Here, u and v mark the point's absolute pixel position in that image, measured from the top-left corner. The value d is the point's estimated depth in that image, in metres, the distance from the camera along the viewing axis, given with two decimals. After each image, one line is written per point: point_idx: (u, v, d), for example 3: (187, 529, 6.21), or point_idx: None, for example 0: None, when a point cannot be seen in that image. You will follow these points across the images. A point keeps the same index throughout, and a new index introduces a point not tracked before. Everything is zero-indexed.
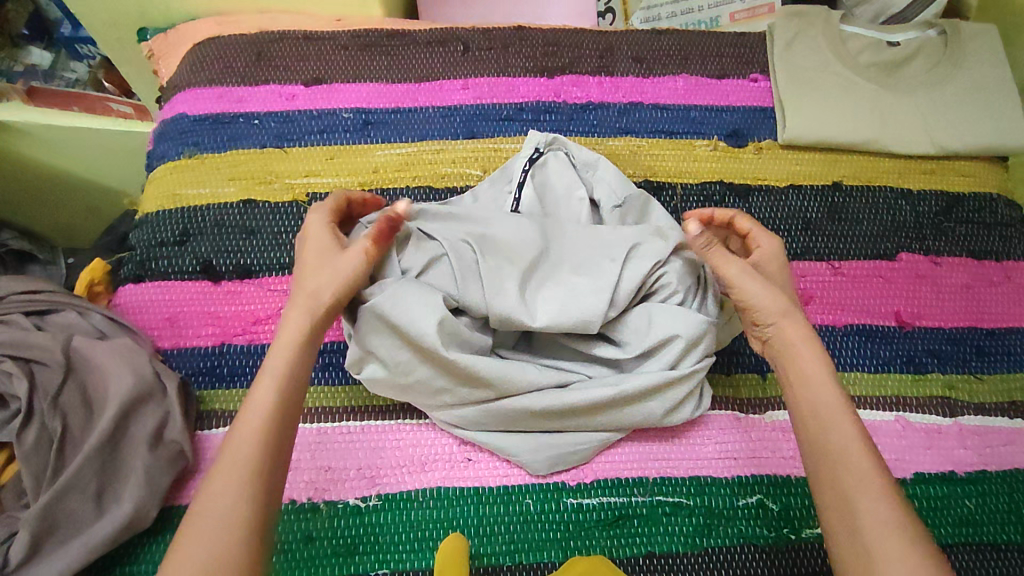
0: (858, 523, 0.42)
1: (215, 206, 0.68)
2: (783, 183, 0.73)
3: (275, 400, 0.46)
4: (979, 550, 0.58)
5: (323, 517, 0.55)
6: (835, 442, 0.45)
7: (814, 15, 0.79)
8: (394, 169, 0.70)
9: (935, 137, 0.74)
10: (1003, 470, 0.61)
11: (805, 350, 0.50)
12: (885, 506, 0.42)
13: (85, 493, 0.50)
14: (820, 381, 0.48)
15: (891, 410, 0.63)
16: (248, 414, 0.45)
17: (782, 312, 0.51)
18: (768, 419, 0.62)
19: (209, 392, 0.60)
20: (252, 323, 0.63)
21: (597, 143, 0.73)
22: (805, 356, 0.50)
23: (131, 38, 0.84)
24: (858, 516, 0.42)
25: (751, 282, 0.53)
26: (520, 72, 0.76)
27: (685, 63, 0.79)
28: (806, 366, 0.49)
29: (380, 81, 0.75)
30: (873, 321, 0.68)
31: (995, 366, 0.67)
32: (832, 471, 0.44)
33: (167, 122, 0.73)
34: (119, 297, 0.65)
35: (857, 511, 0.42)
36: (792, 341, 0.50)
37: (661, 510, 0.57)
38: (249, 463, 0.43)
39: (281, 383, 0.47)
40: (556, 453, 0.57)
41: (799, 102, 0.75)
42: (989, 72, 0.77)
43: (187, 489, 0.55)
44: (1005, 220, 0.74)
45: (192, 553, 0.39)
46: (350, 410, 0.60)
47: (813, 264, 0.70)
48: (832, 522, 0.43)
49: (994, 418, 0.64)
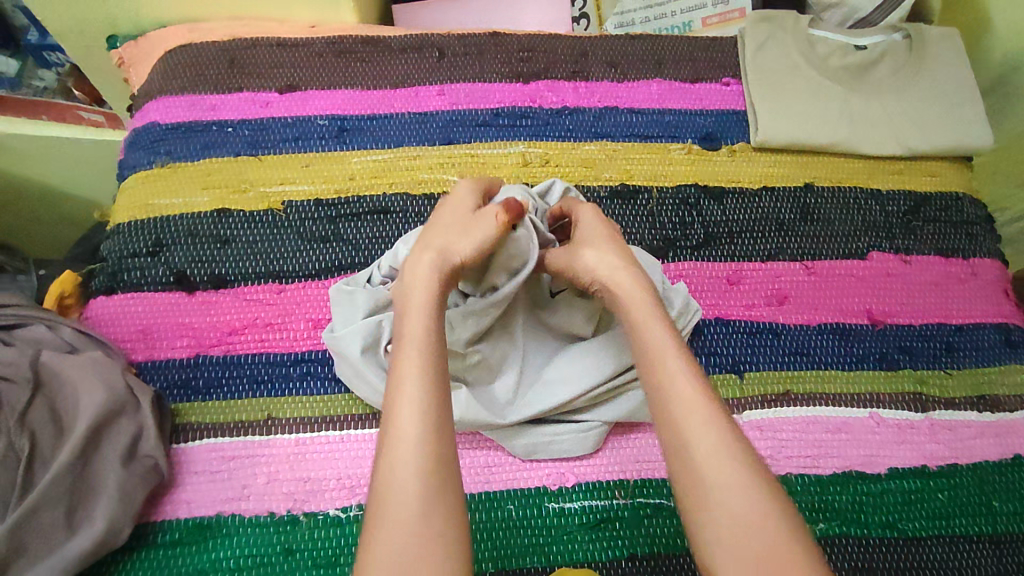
0: (732, 525, 0.41)
1: (188, 216, 0.67)
2: (757, 185, 0.74)
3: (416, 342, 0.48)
4: (952, 542, 0.59)
5: (304, 530, 0.54)
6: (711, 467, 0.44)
7: (783, 19, 0.81)
8: (370, 175, 0.70)
9: (902, 138, 0.76)
10: (974, 463, 0.63)
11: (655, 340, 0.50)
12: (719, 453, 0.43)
13: (55, 511, 0.48)
14: (652, 327, 0.51)
15: (866, 407, 0.65)
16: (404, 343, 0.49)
17: (597, 262, 0.56)
18: (744, 419, 0.63)
19: (184, 405, 0.59)
20: (228, 333, 0.62)
21: (574, 148, 0.74)
22: (637, 310, 0.52)
23: (99, 46, 0.83)
24: (730, 519, 0.41)
25: (561, 248, 0.59)
26: (495, 78, 0.76)
27: (658, 68, 0.80)
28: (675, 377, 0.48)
29: (355, 88, 0.74)
30: (846, 320, 0.69)
31: (965, 361, 0.68)
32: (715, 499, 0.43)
33: (139, 130, 0.72)
34: (90, 309, 0.63)
35: (699, 461, 0.44)
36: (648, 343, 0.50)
37: (643, 512, 0.57)
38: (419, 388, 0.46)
39: (428, 336, 0.49)
40: (534, 439, 0.58)
41: (771, 106, 0.76)
42: (952, 73, 0.79)
43: (163, 504, 0.54)
44: (971, 218, 0.75)
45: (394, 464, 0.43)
46: (329, 419, 0.59)
47: (787, 265, 0.71)
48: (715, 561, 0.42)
49: (964, 412, 0.66)
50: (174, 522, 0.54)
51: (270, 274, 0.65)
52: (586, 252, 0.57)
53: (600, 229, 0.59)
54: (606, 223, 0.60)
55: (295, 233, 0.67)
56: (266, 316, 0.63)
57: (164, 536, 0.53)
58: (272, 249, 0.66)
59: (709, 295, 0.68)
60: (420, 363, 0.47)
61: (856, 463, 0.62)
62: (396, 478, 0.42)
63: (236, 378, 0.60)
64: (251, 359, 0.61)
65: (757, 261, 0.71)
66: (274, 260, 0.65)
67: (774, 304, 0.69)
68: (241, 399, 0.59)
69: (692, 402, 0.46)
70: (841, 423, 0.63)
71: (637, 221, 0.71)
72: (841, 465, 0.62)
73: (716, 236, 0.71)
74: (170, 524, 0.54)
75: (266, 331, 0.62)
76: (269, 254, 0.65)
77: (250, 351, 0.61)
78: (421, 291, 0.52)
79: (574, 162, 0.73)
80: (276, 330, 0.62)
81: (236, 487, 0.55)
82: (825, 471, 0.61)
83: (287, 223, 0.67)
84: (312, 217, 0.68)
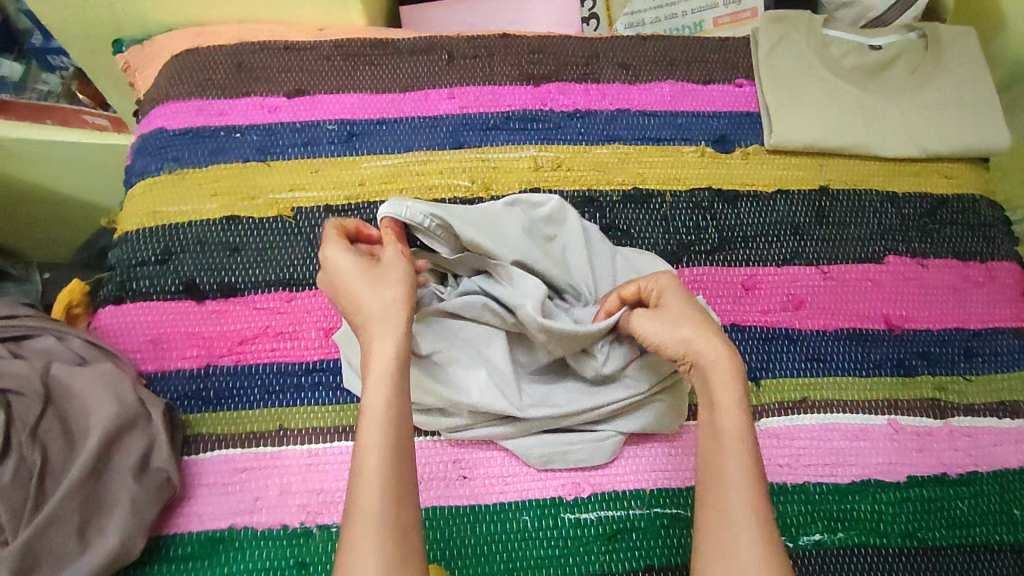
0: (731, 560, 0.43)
1: (197, 223, 0.66)
2: (771, 188, 0.73)
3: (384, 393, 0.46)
4: (973, 552, 0.58)
5: (317, 542, 0.53)
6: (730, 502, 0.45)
7: (797, 19, 0.80)
8: (380, 180, 0.69)
9: (918, 140, 0.75)
10: (995, 471, 0.62)
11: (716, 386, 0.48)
12: (760, 552, 0.43)
13: (67, 527, 0.48)
14: (726, 414, 0.48)
15: (884, 414, 0.64)
16: (371, 390, 0.47)
17: (694, 339, 0.50)
18: (761, 427, 0.62)
19: (195, 416, 0.58)
20: (238, 342, 0.61)
21: (585, 151, 0.73)
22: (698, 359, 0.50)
23: (104, 50, 0.82)
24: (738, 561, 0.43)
25: (647, 322, 0.52)
26: (506, 81, 0.75)
27: (670, 69, 0.79)
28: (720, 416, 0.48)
29: (364, 91, 0.73)
30: (863, 325, 0.68)
31: (984, 367, 0.67)
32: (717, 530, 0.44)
33: (146, 136, 0.71)
34: (99, 319, 0.63)
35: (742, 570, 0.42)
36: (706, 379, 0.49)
37: (660, 523, 0.57)
38: (382, 450, 0.44)
39: (389, 387, 0.47)
40: (550, 449, 0.57)
41: (785, 107, 0.75)
42: (969, 73, 0.77)
43: (175, 517, 0.54)
44: (988, 221, 0.74)
45: (362, 530, 0.42)
46: (342, 430, 0.58)
47: (802, 269, 0.70)
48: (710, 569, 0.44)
49: (984, 419, 0.65)
50: (186, 535, 0.53)
51: (280, 282, 0.64)
52: (678, 331, 0.51)
53: (682, 302, 0.52)
54: (692, 299, 0.53)
55: (305, 241, 0.66)
56: (276, 325, 0.62)
57: (177, 549, 0.53)
58: (283, 257, 0.65)
59: (724, 301, 0.68)
60: (385, 428, 0.45)
61: (875, 471, 0.61)
62: (361, 544, 0.41)
63: (248, 388, 0.59)
64: (261, 368, 0.60)
65: (772, 266, 0.70)
66: (284, 268, 0.64)
67: (790, 310, 0.68)
68: (251, 409, 0.59)
69: (742, 506, 0.44)
70: (859, 431, 0.62)
71: (650, 226, 0.70)
72: (860, 473, 0.61)
73: (730, 240, 0.70)
74: (181, 538, 0.53)
75: (277, 340, 0.61)
76: (280, 262, 0.65)
77: (261, 361, 0.61)
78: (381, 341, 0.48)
79: (586, 165, 0.72)
80: (287, 339, 0.61)
81: (249, 500, 0.55)
82: (844, 479, 0.60)
83: (297, 230, 0.66)
84: (322, 224, 0.67)
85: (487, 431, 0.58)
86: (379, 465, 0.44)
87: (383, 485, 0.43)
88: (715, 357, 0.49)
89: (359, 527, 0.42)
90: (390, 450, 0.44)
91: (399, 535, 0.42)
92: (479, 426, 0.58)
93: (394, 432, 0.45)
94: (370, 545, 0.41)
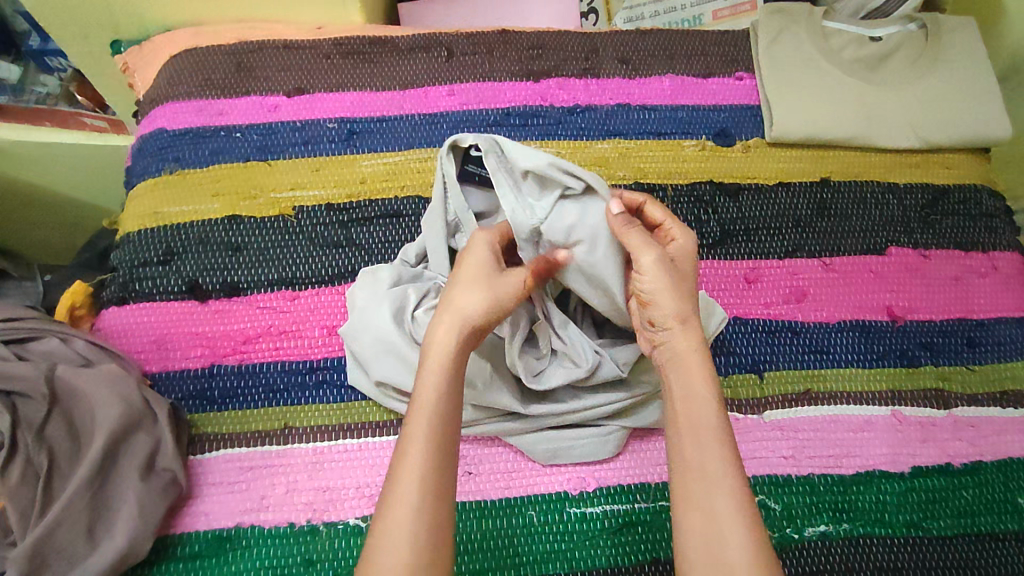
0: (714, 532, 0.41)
1: (199, 223, 0.66)
2: (773, 181, 0.74)
3: (443, 378, 0.46)
4: (978, 540, 0.58)
5: (324, 540, 0.53)
6: (696, 477, 0.43)
7: (796, 12, 0.80)
8: (381, 178, 0.69)
9: (919, 131, 0.75)
10: (998, 460, 0.62)
11: (693, 362, 0.47)
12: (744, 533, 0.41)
13: (75, 527, 0.48)
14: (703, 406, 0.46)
15: (887, 405, 0.64)
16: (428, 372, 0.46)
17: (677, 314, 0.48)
18: (765, 419, 0.62)
19: (200, 415, 0.58)
20: (242, 342, 0.61)
21: (586, 147, 0.73)
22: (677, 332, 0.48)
23: (103, 51, 0.82)
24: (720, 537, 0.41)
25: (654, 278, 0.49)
26: (506, 77, 0.75)
27: (670, 63, 0.79)
28: (691, 383, 0.47)
29: (364, 89, 0.73)
30: (866, 316, 0.68)
31: (987, 356, 0.67)
32: (690, 502, 0.43)
33: (146, 137, 0.71)
34: (102, 320, 0.63)
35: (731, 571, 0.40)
36: (676, 348, 0.48)
37: (666, 516, 0.57)
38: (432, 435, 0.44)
39: (445, 374, 0.46)
40: (555, 444, 0.58)
41: (785, 99, 0.75)
42: (969, 64, 0.77)
43: (182, 517, 0.54)
44: (989, 210, 0.74)
45: (400, 506, 0.42)
46: (348, 428, 0.58)
47: (804, 262, 0.70)
48: (692, 545, 0.41)
49: (987, 408, 0.65)
50: (193, 534, 0.53)
51: (283, 281, 0.64)
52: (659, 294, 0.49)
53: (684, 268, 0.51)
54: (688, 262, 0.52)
55: (307, 239, 0.66)
56: (280, 324, 0.62)
57: (184, 548, 0.53)
58: (285, 256, 0.65)
59: (727, 294, 0.68)
60: (440, 412, 0.45)
61: (879, 462, 0.61)
62: (398, 524, 0.41)
63: (253, 387, 0.59)
64: (266, 368, 0.60)
65: (774, 259, 0.70)
66: (287, 267, 0.64)
67: (793, 302, 0.68)
68: (256, 408, 0.59)
69: (721, 471, 0.43)
70: (863, 422, 0.63)
71: None
72: (864, 463, 0.61)
73: (732, 234, 0.70)
74: (189, 537, 0.53)
75: (281, 339, 0.61)
76: (282, 261, 0.65)
77: (265, 360, 0.61)
78: (440, 334, 0.47)
79: (587, 160, 0.72)
80: (290, 338, 0.62)
81: (255, 498, 0.55)
82: (848, 470, 0.60)
83: (298, 229, 0.66)
84: (323, 222, 0.67)
85: (491, 427, 0.58)
86: (426, 449, 0.44)
87: (427, 471, 0.43)
88: (689, 348, 0.48)
89: (398, 502, 0.42)
90: (438, 436, 0.44)
91: (433, 522, 0.42)
92: (482, 422, 0.58)
93: (446, 418, 0.45)
94: (404, 524, 0.41)
